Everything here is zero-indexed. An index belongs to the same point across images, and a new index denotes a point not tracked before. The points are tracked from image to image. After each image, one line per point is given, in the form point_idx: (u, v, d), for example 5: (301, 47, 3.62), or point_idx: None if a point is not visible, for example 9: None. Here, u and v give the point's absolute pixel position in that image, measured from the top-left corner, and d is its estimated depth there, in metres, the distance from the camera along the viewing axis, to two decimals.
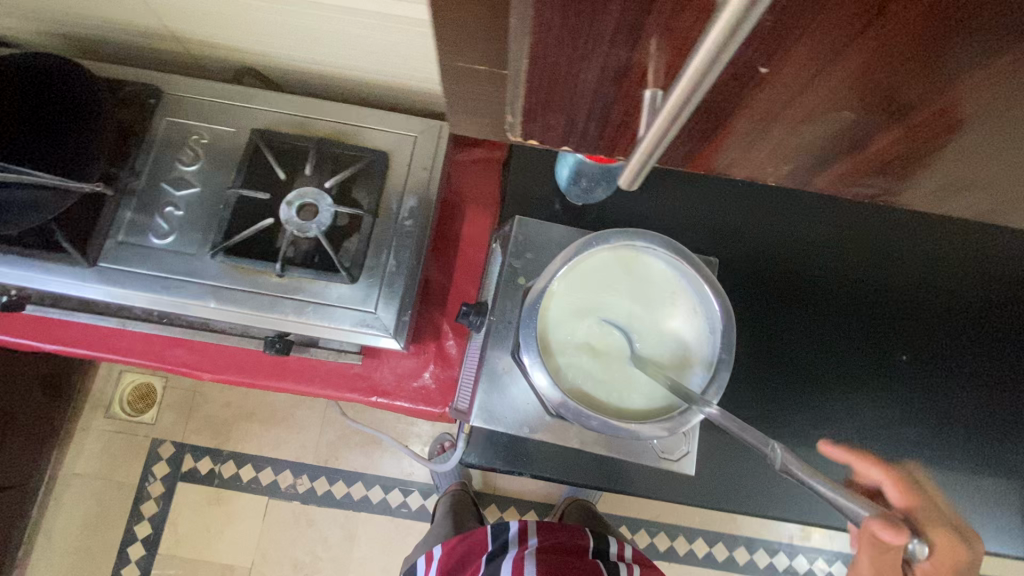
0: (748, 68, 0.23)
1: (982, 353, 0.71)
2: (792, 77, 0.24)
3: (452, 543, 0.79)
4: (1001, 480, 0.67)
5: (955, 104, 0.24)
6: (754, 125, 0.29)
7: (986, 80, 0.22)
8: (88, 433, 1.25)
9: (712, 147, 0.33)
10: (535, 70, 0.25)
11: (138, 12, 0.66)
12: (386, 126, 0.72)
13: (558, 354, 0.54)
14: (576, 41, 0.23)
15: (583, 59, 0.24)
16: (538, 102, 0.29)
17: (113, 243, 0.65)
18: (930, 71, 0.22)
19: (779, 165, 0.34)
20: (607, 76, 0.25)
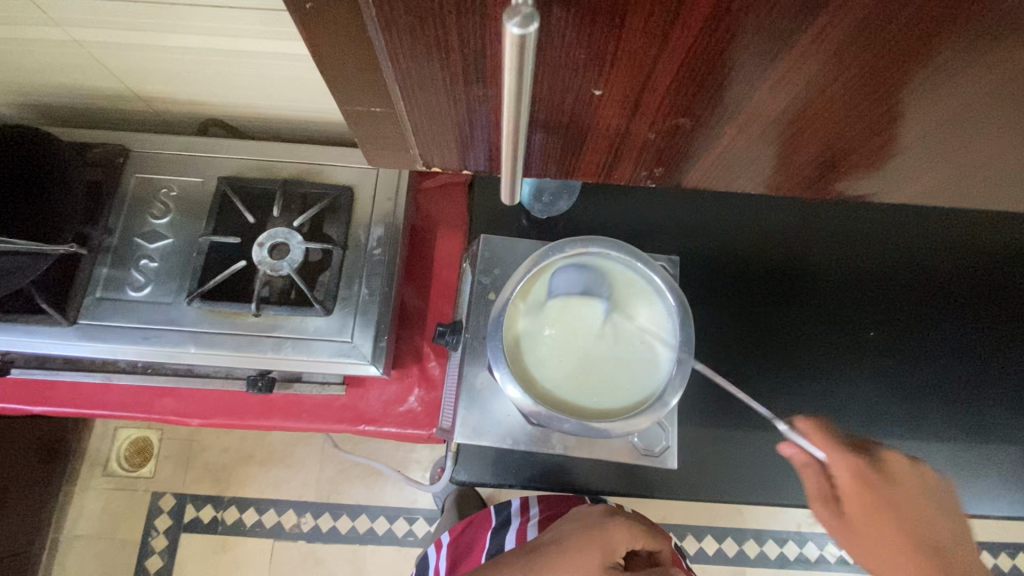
0: (596, 95, 0.27)
1: (948, 318, 0.73)
2: (634, 88, 0.26)
3: (460, 527, 0.81)
4: (984, 447, 0.69)
5: (794, 112, 0.28)
6: (647, 147, 0.32)
7: (801, 92, 0.26)
8: (87, 494, 1.24)
9: (630, 164, 0.34)
10: (417, 113, 0.28)
11: (106, 77, 0.71)
12: (348, 162, 0.75)
13: (528, 362, 0.56)
14: (432, 84, 0.26)
15: (453, 97, 0.27)
16: (439, 141, 0.31)
17: (91, 300, 0.67)
18: (748, 88, 0.26)
19: (702, 173, 0.35)
20: (473, 111, 0.28)
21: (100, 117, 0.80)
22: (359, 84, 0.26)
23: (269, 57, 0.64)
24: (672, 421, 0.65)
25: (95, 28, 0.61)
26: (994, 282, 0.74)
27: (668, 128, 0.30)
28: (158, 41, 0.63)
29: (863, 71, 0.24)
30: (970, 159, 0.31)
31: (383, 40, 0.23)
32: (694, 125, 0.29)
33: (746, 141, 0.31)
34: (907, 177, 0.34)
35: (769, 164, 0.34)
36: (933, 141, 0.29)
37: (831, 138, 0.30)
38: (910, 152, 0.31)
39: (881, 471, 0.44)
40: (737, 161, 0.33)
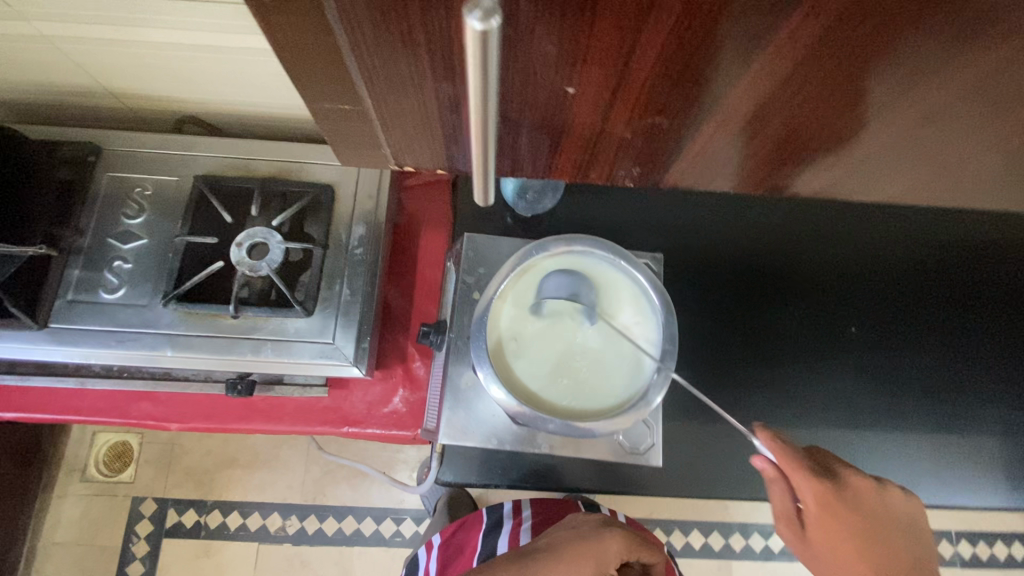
0: (570, 94, 0.26)
1: (926, 313, 0.74)
2: (611, 84, 0.26)
3: (450, 529, 0.81)
4: (961, 439, 0.70)
5: (767, 113, 0.27)
6: (627, 145, 0.31)
7: (772, 93, 0.26)
8: (64, 501, 1.21)
9: (610, 162, 0.34)
10: (389, 111, 0.27)
11: (75, 73, 0.68)
12: (329, 160, 0.73)
13: (511, 361, 0.55)
14: (402, 82, 0.25)
15: (420, 98, 0.26)
16: (410, 141, 0.30)
17: (62, 303, 0.65)
18: (722, 87, 0.26)
19: (682, 172, 0.35)
20: (447, 109, 0.27)
21: (70, 114, 0.78)
22: (325, 83, 0.25)
23: (245, 53, 0.63)
24: (657, 418, 0.65)
25: (62, 22, 0.59)
26: (970, 277, 0.75)
27: (644, 127, 0.29)
28: (128, 36, 0.61)
29: (835, 70, 0.24)
30: (944, 159, 0.31)
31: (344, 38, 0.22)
32: (669, 124, 0.29)
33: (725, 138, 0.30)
34: (882, 176, 0.34)
35: (746, 163, 0.33)
36: (907, 142, 0.29)
37: (810, 135, 0.29)
38: (887, 150, 0.30)
39: (845, 494, 0.45)
40: (717, 160, 0.33)
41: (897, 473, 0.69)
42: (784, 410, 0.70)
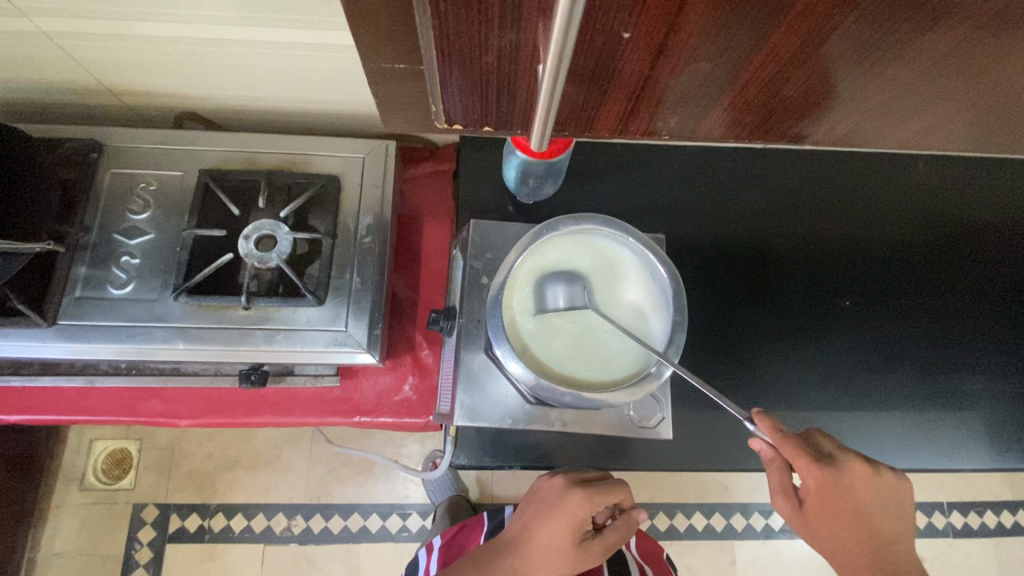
0: (625, 39, 0.25)
1: (915, 284, 0.77)
2: (662, 34, 0.25)
3: (452, 532, 0.82)
4: (958, 402, 0.73)
5: (823, 51, 0.26)
6: (665, 99, 0.31)
7: (826, 30, 0.25)
8: (64, 510, 1.20)
9: (641, 121, 0.33)
10: (446, 62, 0.26)
11: (77, 71, 0.68)
12: (333, 151, 0.74)
13: (528, 337, 0.57)
14: (471, 26, 0.23)
15: (481, 51, 0.25)
16: (463, 98, 0.30)
17: (70, 300, 0.65)
18: (783, 22, 0.24)
19: (703, 129, 0.35)
20: (505, 60, 0.26)
21: (70, 112, 0.78)
22: (383, 32, 0.26)
23: (250, 45, 0.64)
24: (666, 394, 0.67)
25: (63, 17, 0.59)
26: (954, 247, 0.79)
27: (691, 73, 0.28)
28: (130, 30, 0.61)
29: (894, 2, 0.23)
30: (975, 95, 0.31)
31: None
32: (715, 69, 0.28)
33: (758, 91, 0.30)
34: (888, 130, 0.35)
35: (771, 117, 0.33)
36: (957, 71, 0.28)
37: (835, 88, 0.30)
38: (906, 100, 0.31)
39: (842, 479, 0.48)
40: (740, 115, 0.33)
41: (895, 440, 0.71)
42: (786, 381, 0.72)
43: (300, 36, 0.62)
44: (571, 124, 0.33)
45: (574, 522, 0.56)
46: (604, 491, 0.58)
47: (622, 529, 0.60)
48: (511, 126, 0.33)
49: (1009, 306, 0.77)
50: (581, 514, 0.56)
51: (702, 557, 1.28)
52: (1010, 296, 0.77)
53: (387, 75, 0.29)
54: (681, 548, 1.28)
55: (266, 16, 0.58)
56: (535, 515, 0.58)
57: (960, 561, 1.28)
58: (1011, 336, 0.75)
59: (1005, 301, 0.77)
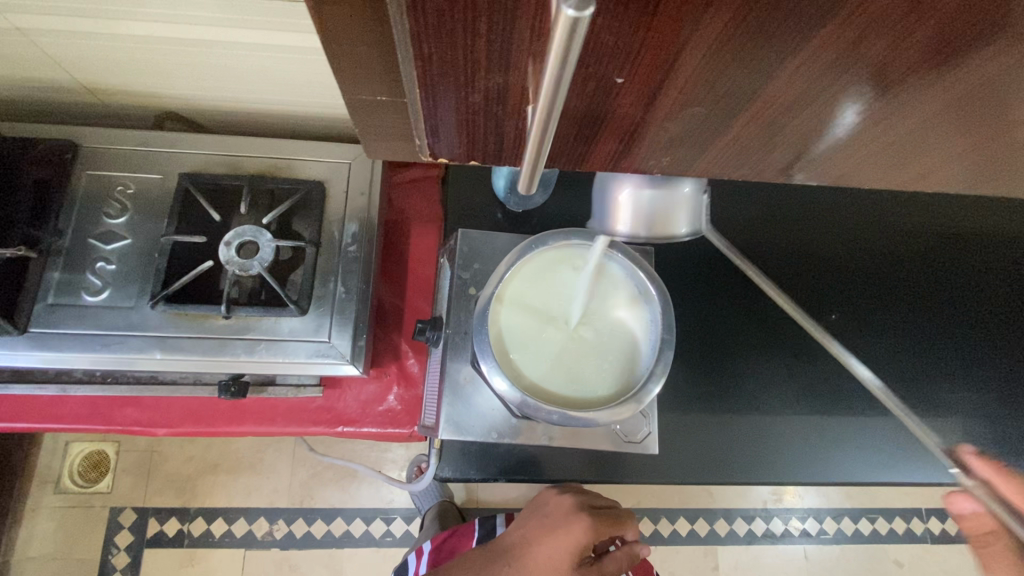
0: (619, 84, 0.24)
1: (900, 299, 0.77)
2: (651, 82, 0.24)
3: (442, 535, 0.80)
4: (942, 419, 0.73)
5: (826, 96, 0.26)
6: (654, 141, 0.30)
7: (823, 79, 0.24)
8: (38, 513, 1.17)
9: (626, 158, 0.33)
10: (434, 98, 0.25)
11: (52, 68, 0.66)
12: (319, 157, 0.72)
13: (514, 353, 0.56)
14: (461, 68, 0.23)
15: (470, 92, 0.24)
16: (451, 132, 0.29)
17: (42, 307, 0.63)
18: (785, 70, 0.23)
19: (684, 164, 0.34)
20: (494, 99, 0.25)
21: (46, 110, 0.75)
22: (364, 68, 0.24)
23: (233, 47, 0.62)
24: (653, 408, 0.67)
25: (36, 14, 0.56)
26: (941, 263, 0.79)
27: (685, 117, 0.28)
28: (109, 29, 0.59)
29: (897, 51, 0.22)
30: (977, 137, 0.30)
31: (398, 23, 0.20)
32: (710, 113, 0.27)
33: (752, 133, 0.29)
34: (879, 171, 0.35)
35: (764, 158, 0.33)
36: (957, 118, 0.28)
37: (829, 132, 0.29)
38: (899, 144, 0.31)
39: None
40: (732, 155, 0.32)
41: (880, 455, 0.71)
42: (772, 394, 0.72)
43: (285, 39, 0.60)
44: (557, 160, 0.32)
45: (575, 545, 0.57)
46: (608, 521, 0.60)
47: (621, 560, 0.61)
48: (500, 159, 0.31)
49: (999, 322, 0.76)
50: (582, 539, 0.57)
51: (686, 562, 1.28)
52: (1000, 312, 0.76)
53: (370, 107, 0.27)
54: (665, 553, 1.28)
55: (251, 19, 0.57)
56: (536, 532, 0.59)
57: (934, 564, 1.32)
58: (993, 355, 0.76)
59: (990, 319, 0.77)
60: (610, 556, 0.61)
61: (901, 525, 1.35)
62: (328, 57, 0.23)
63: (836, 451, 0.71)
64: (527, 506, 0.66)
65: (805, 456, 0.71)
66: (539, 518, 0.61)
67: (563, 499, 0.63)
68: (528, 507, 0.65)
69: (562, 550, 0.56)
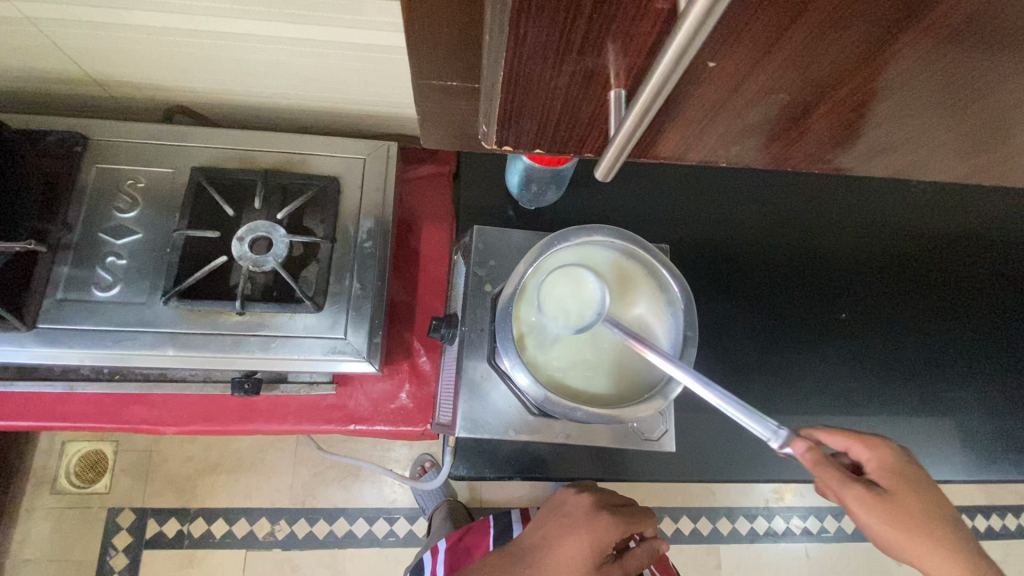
0: (709, 68, 0.24)
1: (910, 297, 0.78)
2: (739, 66, 0.24)
3: (457, 534, 0.79)
4: (950, 417, 0.74)
5: (909, 85, 0.25)
6: (720, 125, 0.30)
7: (914, 67, 0.24)
8: (34, 514, 1.15)
9: (682, 143, 0.32)
10: (511, 85, 0.25)
11: (58, 59, 0.65)
12: (333, 152, 0.72)
13: (536, 350, 0.56)
14: (547, 53, 0.22)
15: (556, 76, 0.24)
16: (520, 118, 0.28)
17: (51, 302, 0.61)
18: (878, 59, 0.23)
19: (728, 151, 0.34)
20: (576, 81, 0.25)
21: (52, 102, 0.74)
22: (441, 47, 0.24)
23: (248, 39, 0.61)
24: (670, 406, 0.67)
25: (46, 2, 0.55)
26: (947, 262, 0.80)
27: (762, 102, 0.27)
28: (120, 19, 0.57)
29: (988, 41, 0.22)
30: (1012, 126, 0.31)
31: (496, 8, 0.20)
32: (793, 98, 0.27)
33: (809, 120, 0.29)
34: (913, 162, 0.35)
35: (810, 144, 0.33)
36: (1012, 105, 0.28)
37: (881, 122, 0.29)
38: (942, 135, 0.31)
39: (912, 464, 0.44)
40: (780, 142, 0.32)
41: None
42: (784, 392, 0.73)
43: (304, 32, 0.59)
44: None
45: (596, 544, 0.57)
46: (626, 519, 0.61)
47: (642, 557, 0.61)
48: (561, 142, 0.31)
49: (998, 321, 0.78)
50: (602, 536, 0.58)
51: (689, 561, 1.29)
52: (999, 310, 0.79)
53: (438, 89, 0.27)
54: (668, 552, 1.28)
55: (269, 10, 0.56)
56: (556, 530, 0.59)
57: None
58: (1000, 353, 0.77)
59: (997, 318, 0.78)
60: (630, 553, 0.61)
61: None
62: (405, 32, 0.23)
63: None
64: (544, 507, 0.66)
65: None
66: (559, 519, 0.61)
67: (581, 498, 0.63)
68: (547, 507, 0.66)
69: (582, 549, 0.56)
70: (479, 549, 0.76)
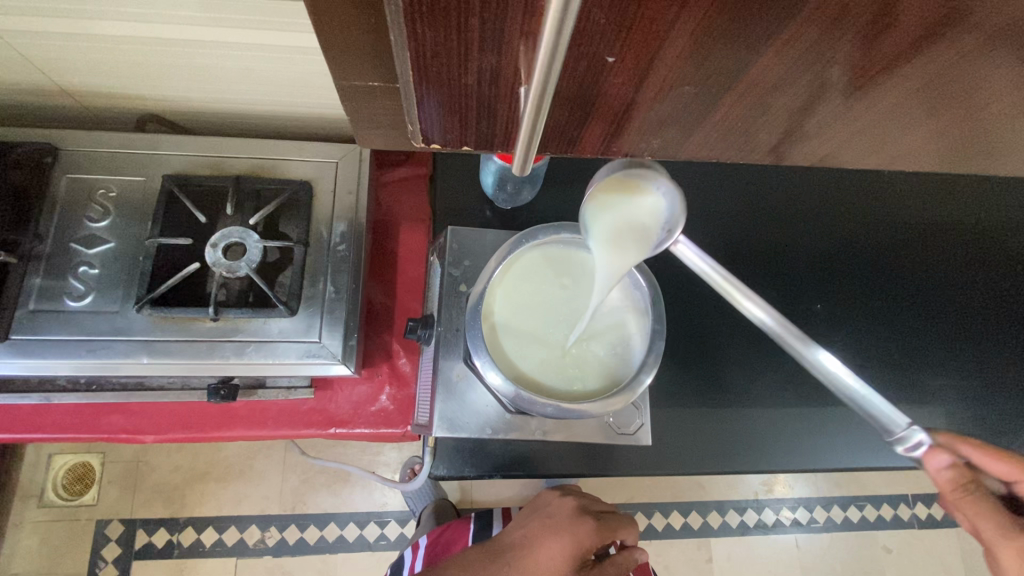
0: (610, 63, 0.24)
1: (883, 286, 0.79)
2: (641, 61, 0.24)
3: (437, 530, 0.81)
4: (925, 403, 0.75)
5: (811, 75, 0.26)
6: (641, 121, 0.31)
7: (811, 57, 0.25)
8: (22, 528, 1.14)
9: (611, 140, 0.33)
10: (427, 83, 0.25)
11: (27, 70, 0.65)
12: (305, 156, 0.72)
13: (507, 347, 0.56)
14: (454, 50, 0.23)
15: (465, 77, 0.25)
16: (444, 117, 0.29)
17: (23, 313, 0.61)
18: (774, 48, 0.24)
19: (656, 146, 0.34)
20: (486, 80, 0.25)
21: (25, 114, 0.74)
22: (355, 48, 0.24)
23: (216, 47, 0.61)
24: (645, 400, 0.68)
25: (11, 15, 0.55)
26: (921, 251, 0.80)
27: (675, 97, 0.28)
28: (87, 29, 0.58)
29: (874, 30, 0.23)
30: (946, 121, 0.31)
31: (393, 8, 0.20)
32: (700, 92, 0.28)
33: (725, 114, 0.30)
34: (848, 156, 0.36)
35: (737, 140, 0.33)
36: (929, 97, 0.29)
37: (803, 114, 0.30)
38: (871, 127, 0.32)
39: None
40: (709, 138, 0.33)
41: (866, 439, 0.73)
42: (760, 383, 0.73)
43: (271, 38, 0.59)
44: (548, 143, 0.33)
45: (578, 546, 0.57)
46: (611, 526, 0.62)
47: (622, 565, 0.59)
48: (492, 143, 0.32)
49: (973, 309, 0.79)
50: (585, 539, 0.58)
51: (681, 556, 1.29)
52: (974, 298, 0.79)
53: (362, 93, 0.28)
54: (660, 547, 1.29)
55: (234, 17, 0.56)
56: (539, 531, 0.60)
57: (918, 547, 1.36)
58: (975, 337, 0.77)
59: (972, 303, 0.79)
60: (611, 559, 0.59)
61: (889, 512, 1.37)
62: (319, 37, 0.23)
63: (824, 438, 0.72)
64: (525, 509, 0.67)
65: (794, 444, 0.72)
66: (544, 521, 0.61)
67: (565, 501, 0.65)
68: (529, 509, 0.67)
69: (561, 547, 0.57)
70: (459, 543, 0.77)
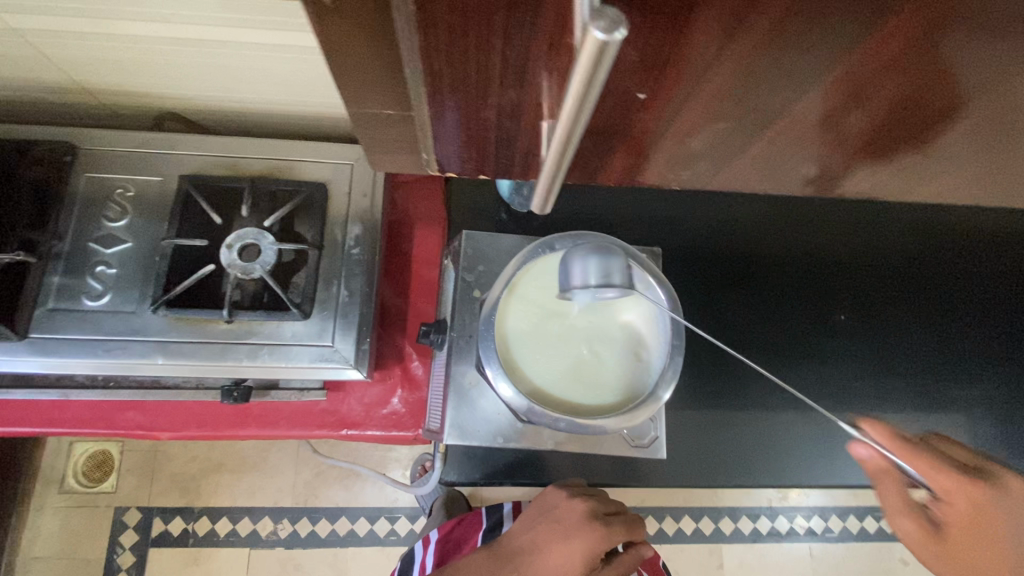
0: (642, 98, 0.26)
1: (914, 296, 0.75)
2: (676, 98, 0.26)
3: (448, 525, 0.80)
4: (957, 418, 0.71)
5: (844, 110, 0.27)
6: (671, 150, 0.32)
7: (841, 96, 0.26)
8: (44, 513, 1.17)
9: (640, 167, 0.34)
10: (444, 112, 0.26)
11: (49, 69, 0.65)
12: (320, 157, 0.71)
13: (520, 356, 0.55)
14: (471, 82, 0.23)
15: (483, 103, 0.25)
16: (464, 146, 0.29)
17: (43, 311, 0.62)
18: (807, 85, 0.25)
19: (685, 174, 0.35)
20: (506, 113, 0.26)
21: (44, 110, 0.75)
22: (366, 80, 0.23)
23: (235, 47, 0.61)
24: (661, 412, 0.66)
25: (32, 13, 0.55)
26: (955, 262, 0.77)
27: (709, 131, 0.29)
28: (108, 28, 0.57)
29: (907, 73, 0.24)
30: (985, 155, 0.31)
31: (410, 40, 0.21)
32: (731, 127, 0.29)
33: (757, 142, 0.30)
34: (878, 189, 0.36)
35: (762, 169, 0.34)
36: (968, 133, 0.29)
37: (831, 144, 0.31)
38: (905, 159, 0.32)
39: None
40: (736, 165, 0.34)
41: None
42: (781, 394, 0.71)
43: (290, 38, 0.59)
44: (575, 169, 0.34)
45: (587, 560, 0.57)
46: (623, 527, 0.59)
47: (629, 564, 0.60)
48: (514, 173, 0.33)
49: (1007, 323, 0.75)
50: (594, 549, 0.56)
51: (691, 561, 1.28)
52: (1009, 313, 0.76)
53: (374, 121, 0.27)
54: (670, 552, 1.28)
55: (253, 17, 0.55)
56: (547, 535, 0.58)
57: None
58: (1007, 354, 0.74)
59: (1008, 318, 0.76)
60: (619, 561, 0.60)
61: None
62: (327, 66, 0.23)
63: (846, 454, 0.70)
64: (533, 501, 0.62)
65: (814, 461, 0.70)
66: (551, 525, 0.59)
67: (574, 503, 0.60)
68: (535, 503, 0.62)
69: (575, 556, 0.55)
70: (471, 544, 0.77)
